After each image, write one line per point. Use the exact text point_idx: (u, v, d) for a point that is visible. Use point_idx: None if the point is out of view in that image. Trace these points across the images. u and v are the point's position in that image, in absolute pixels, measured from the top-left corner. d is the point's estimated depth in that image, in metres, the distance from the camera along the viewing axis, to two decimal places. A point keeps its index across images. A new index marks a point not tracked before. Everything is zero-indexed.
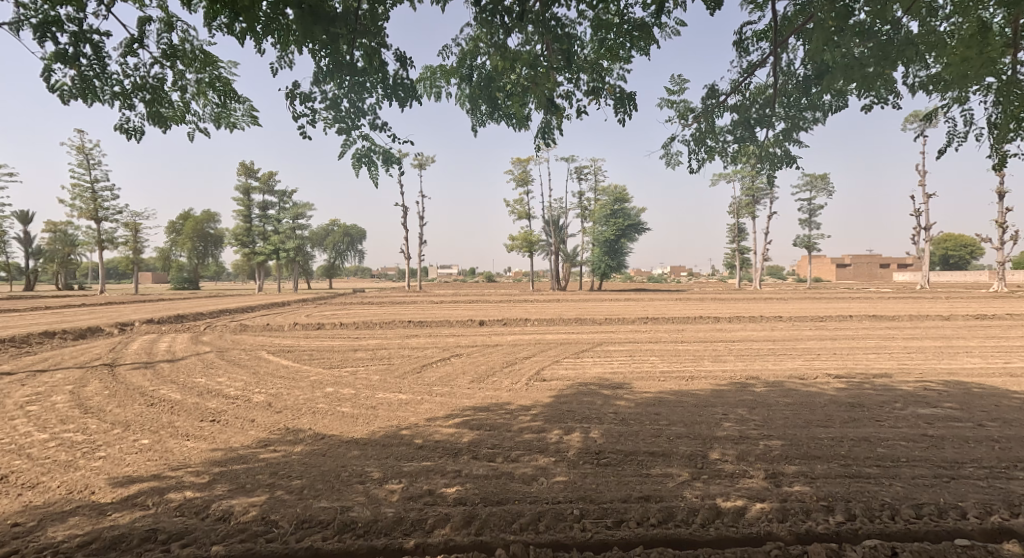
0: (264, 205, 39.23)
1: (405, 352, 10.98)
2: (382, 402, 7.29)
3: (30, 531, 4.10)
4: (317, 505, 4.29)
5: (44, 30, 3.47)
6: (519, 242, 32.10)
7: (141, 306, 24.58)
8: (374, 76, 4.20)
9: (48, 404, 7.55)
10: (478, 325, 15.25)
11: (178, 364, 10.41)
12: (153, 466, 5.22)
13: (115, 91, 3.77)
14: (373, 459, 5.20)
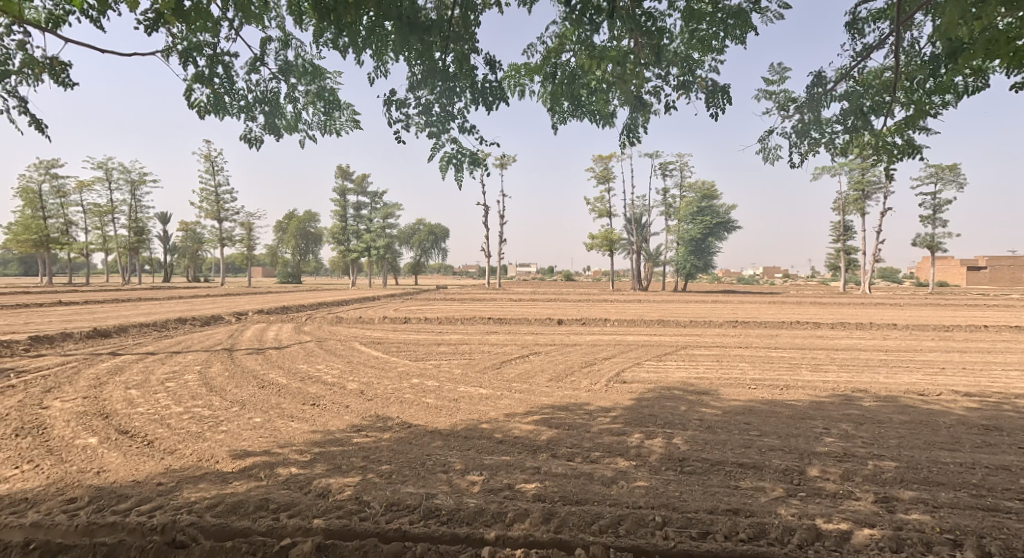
0: (358, 205, 41.23)
1: (488, 348, 11.23)
2: (464, 395, 7.52)
3: (170, 490, 4.58)
4: (404, 490, 4.52)
5: (185, 55, 3.86)
6: (602, 241, 31.82)
7: (251, 298, 26.85)
8: (464, 80, 4.33)
9: (180, 381, 8.44)
10: (558, 324, 15.29)
11: (283, 351, 11.22)
12: (264, 442, 5.71)
13: (241, 106, 4.14)
14: (456, 450, 5.40)
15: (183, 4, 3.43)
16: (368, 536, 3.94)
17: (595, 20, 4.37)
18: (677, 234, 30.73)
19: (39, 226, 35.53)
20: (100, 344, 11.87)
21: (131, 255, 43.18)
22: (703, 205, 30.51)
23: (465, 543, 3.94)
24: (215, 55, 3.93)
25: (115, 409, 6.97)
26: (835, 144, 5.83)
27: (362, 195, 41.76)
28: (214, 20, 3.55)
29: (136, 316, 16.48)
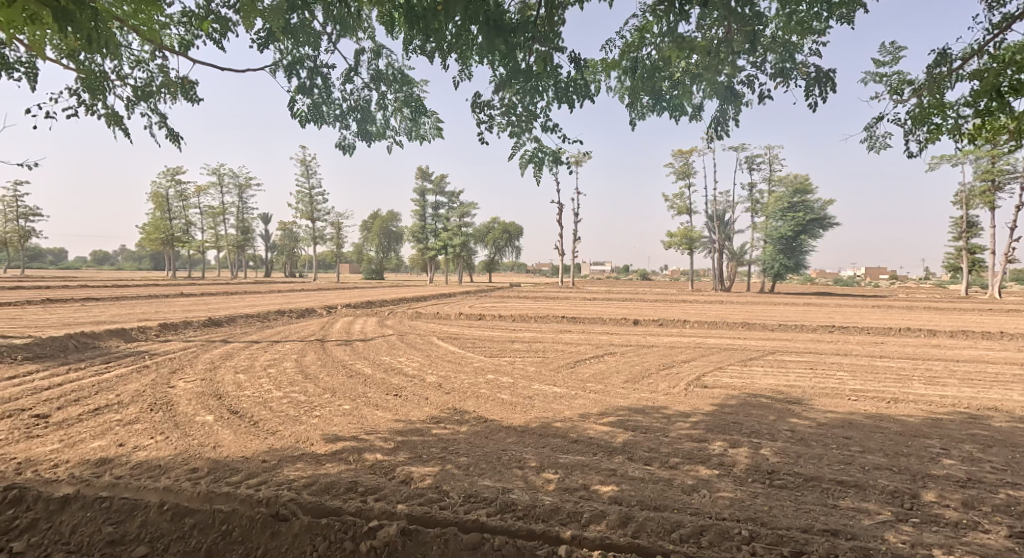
0: (435, 204, 42.43)
1: (564, 347, 11.23)
2: (539, 393, 7.58)
3: (272, 467, 4.94)
4: (481, 483, 4.64)
5: (289, 69, 4.12)
6: (681, 239, 30.85)
7: (340, 292, 28.42)
8: (547, 80, 4.33)
9: (280, 368, 9.06)
10: (634, 324, 15.07)
11: (368, 343, 11.73)
12: (352, 428, 6.03)
13: (337, 114, 4.37)
14: (531, 447, 5.47)
15: (290, 21, 3.64)
16: (448, 523, 4.06)
17: (684, 8, 4.22)
18: (766, 232, 29.52)
19: (163, 226, 39.59)
20: (212, 332, 12.99)
21: (235, 251, 46.64)
22: (794, 201, 28.76)
23: (541, 540, 3.98)
24: (315, 68, 4.16)
25: (226, 391, 7.59)
26: (962, 129, 5.41)
27: (440, 195, 42.83)
28: (317, 34, 3.73)
29: (239, 308, 17.80)
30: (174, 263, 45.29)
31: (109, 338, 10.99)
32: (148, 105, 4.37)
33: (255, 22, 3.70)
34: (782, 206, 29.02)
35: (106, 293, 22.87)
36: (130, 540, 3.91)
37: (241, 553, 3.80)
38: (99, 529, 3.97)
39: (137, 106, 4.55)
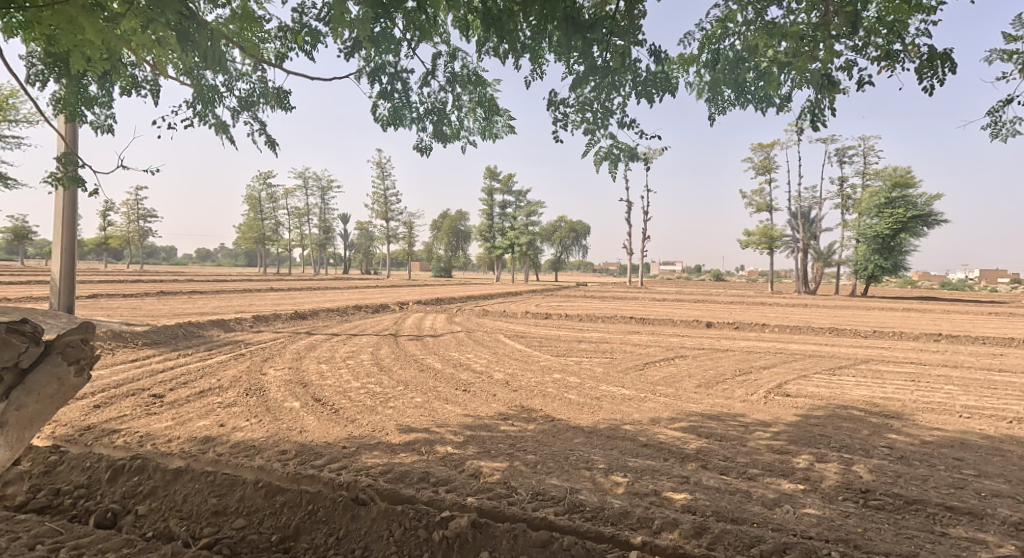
0: (503, 204, 42.90)
1: (632, 348, 11.04)
2: (606, 395, 7.51)
3: (352, 453, 5.16)
4: (549, 481, 4.66)
5: (372, 75, 4.28)
6: (760, 237, 29.81)
7: (411, 289, 29.27)
8: (625, 75, 4.17)
9: (357, 360, 9.46)
10: (707, 326, 14.62)
11: (438, 339, 12.00)
12: (424, 420, 6.20)
13: (415, 116, 4.50)
14: (600, 448, 5.44)
15: (373, 30, 3.76)
16: (517, 520, 4.10)
17: None
18: (859, 231, 27.98)
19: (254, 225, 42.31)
20: (296, 324, 13.75)
21: (315, 249, 48.95)
22: (893, 196, 26.75)
23: (610, 543, 3.94)
24: (393, 73, 4.28)
25: (310, 379, 8.01)
26: None
27: (508, 194, 43.20)
28: (397, 42, 3.84)
29: (318, 302, 18.66)
30: (263, 260, 48.20)
31: (206, 326, 11.88)
32: (251, 115, 4.64)
33: (343, 32, 3.86)
34: (877, 202, 27.27)
35: (205, 286, 24.73)
36: (230, 512, 4.20)
37: (324, 533, 3.98)
38: (205, 500, 4.30)
39: (239, 116, 4.84)
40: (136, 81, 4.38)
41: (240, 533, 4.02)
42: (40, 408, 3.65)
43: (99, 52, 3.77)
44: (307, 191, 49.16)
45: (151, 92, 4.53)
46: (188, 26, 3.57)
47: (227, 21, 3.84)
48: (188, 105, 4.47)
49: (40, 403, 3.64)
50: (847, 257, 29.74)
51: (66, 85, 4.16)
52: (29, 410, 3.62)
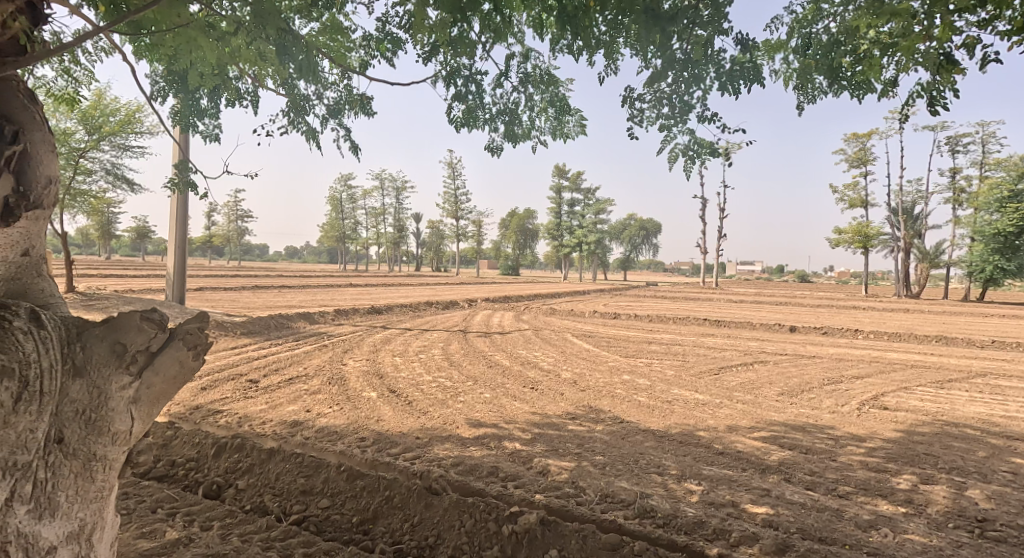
0: (572, 202, 42.75)
1: (707, 352, 10.69)
2: (678, 398, 7.31)
3: (424, 444, 5.28)
4: (618, 484, 4.58)
5: (448, 79, 4.36)
6: (852, 236, 28.13)
7: (481, 285, 29.65)
8: (706, 67, 3.90)
9: (429, 354, 9.68)
10: (790, 331, 13.93)
11: (506, 337, 12.08)
12: (492, 416, 6.26)
13: (488, 116, 4.53)
14: (671, 454, 5.30)
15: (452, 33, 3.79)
16: (586, 519, 4.04)
17: None
18: (977, 228, 25.77)
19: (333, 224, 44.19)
20: (372, 318, 14.24)
21: (390, 248, 50.53)
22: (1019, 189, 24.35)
23: (684, 553, 3.81)
24: (468, 74, 4.31)
25: (385, 371, 8.27)
26: None
27: (577, 192, 42.99)
28: (474, 45, 3.83)
29: (392, 298, 19.24)
30: (340, 257, 50.28)
31: (291, 317, 12.52)
32: (338, 122, 4.82)
33: (423, 38, 3.93)
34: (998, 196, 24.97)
35: (289, 281, 26.13)
36: (316, 492, 4.40)
37: (400, 518, 4.10)
38: (295, 478, 4.54)
39: (327, 123, 5.04)
40: (239, 93, 4.56)
41: (325, 512, 4.21)
42: (163, 389, 2.96)
43: (210, 69, 4.03)
44: (383, 191, 50.81)
45: (252, 104, 4.79)
46: (286, 39, 3.55)
47: (317, 34, 3.97)
48: (282, 114, 4.69)
49: (164, 385, 2.94)
50: (960, 256, 27.38)
51: (180, 99, 4.48)
52: (155, 390, 2.92)
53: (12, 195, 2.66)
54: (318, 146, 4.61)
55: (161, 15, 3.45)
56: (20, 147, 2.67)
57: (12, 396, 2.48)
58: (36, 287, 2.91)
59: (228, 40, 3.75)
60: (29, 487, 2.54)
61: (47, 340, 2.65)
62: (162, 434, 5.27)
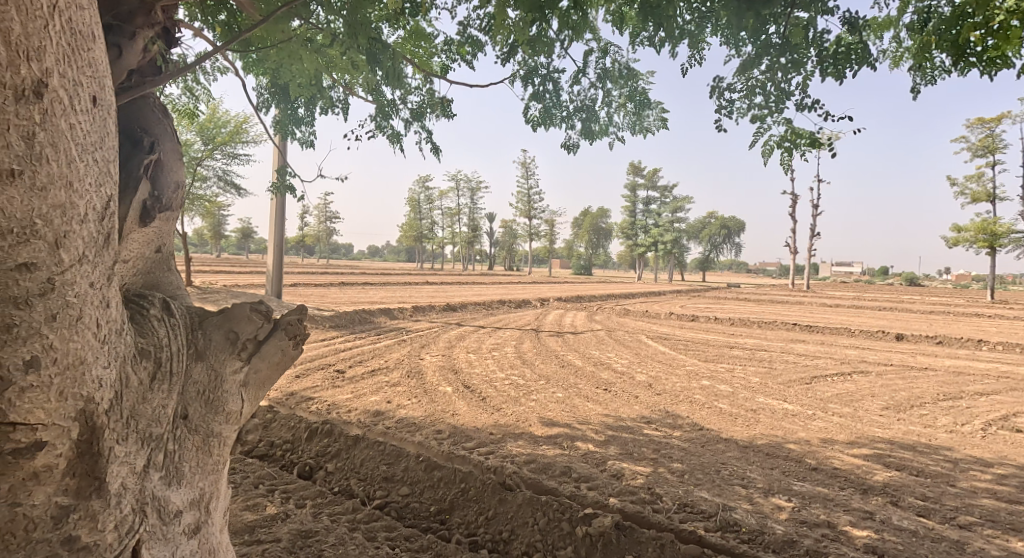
0: (649, 200, 41.93)
1: (797, 359, 10.18)
2: (764, 408, 7.01)
3: (498, 440, 5.36)
4: (698, 494, 4.45)
5: (525, 78, 4.39)
6: (977, 233, 25.78)
7: (553, 285, 29.77)
8: (806, 51, 3.46)
9: (502, 352, 9.80)
10: (897, 340, 13.00)
11: (578, 337, 12.03)
12: (565, 415, 6.26)
13: (564, 115, 4.51)
14: (756, 466, 5.09)
15: (531, 32, 3.82)
16: (663, 527, 3.91)
17: None
18: None
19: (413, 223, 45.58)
20: (449, 315, 14.58)
21: (465, 246, 51.57)
22: None
23: None
24: (546, 73, 4.32)
25: (460, 367, 8.46)
26: None
27: (654, 190, 42.14)
28: (552, 43, 3.84)
29: (467, 296, 19.58)
30: (418, 255, 51.80)
31: (375, 313, 13.02)
32: (421, 125, 4.97)
33: (503, 38, 3.98)
34: None
35: (370, 279, 27.26)
36: (397, 479, 4.58)
37: (475, 511, 4.18)
38: (378, 465, 4.75)
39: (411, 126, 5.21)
40: (332, 101, 4.79)
41: (405, 500, 4.38)
42: (268, 376, 2.76)
43: (307, 80, 4.29)
44: (459, 190, 51.87)
45: (343, 111, 5.03)
46: (376, 48, 3.65)
47: (403, 42, 4.11)
48: (369, 118, 4.89)
49: (268, 372, 2.74)
50: None
51: (281, 109, 4.79)
52: (261, 376, 2.72)
53: (148, 199, 2.76)
54: (403, 149, 4.77)
55: (267, 32, 3.62)
56: (155, 157, 2.81)
57: (145, 375, 2.25)
58: (167, 280, 3.10)
59: (325, 50, 3.94)
60: (160, 457, 2.31)
61: (173, 326, 2.46)
62: (259, 419, 5.68)
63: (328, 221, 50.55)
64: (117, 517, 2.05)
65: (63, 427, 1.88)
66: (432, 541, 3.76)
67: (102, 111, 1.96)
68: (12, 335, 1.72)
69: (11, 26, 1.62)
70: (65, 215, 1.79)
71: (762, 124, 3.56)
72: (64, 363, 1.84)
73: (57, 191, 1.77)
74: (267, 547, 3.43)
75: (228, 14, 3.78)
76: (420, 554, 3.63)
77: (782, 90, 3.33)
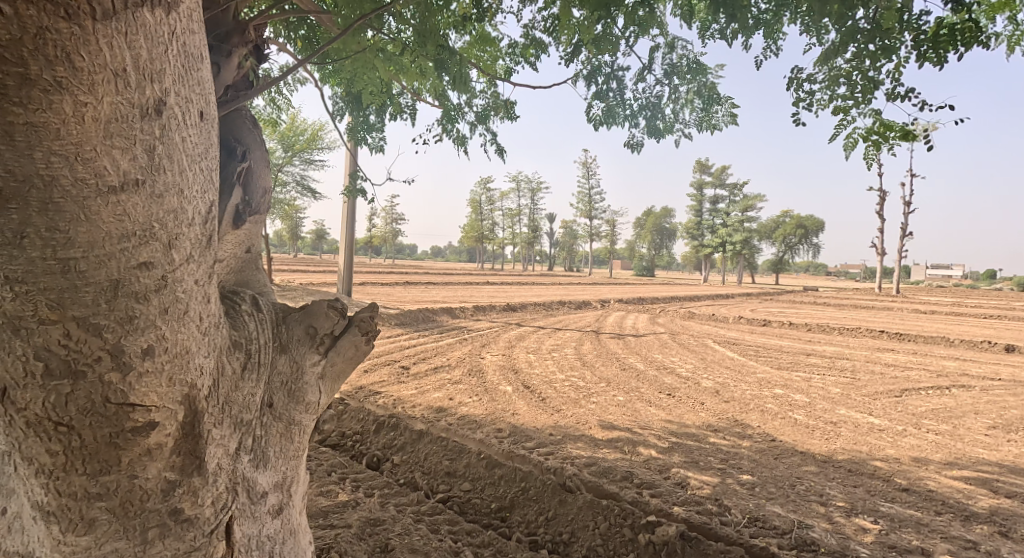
0: (716, 200, 40.77)
1: (885, 370, 9.60)
2: (846, 421, 6.68)
3: (559, 441, 5.37)
4: (770, 508, 4.29)
5: (589, 78, 4.37)
6: None
7: (614, 286, 29.43)
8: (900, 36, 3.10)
9: (563, 353, 9.80)
10: (1005, 351, 12.03)
11: (641, 339, 11.85)
12: (626, 419, 6.20)
13: (629, 113, 4.46)
14: (836, 483, 4.86)
15: (596, 31, 3.80)
16: (731, 540, 3.78)
17: None
18: None
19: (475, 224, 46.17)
20: (511, 315, 14.68)
21: (525, 245, 51.74)
22: None
23: None
24: (611, 71, 4.29)
25: (520, 366, 8.52)
26: None
27: (722, 188, 40.91)
28: (617, 41, 3.81)
29: (530, 297, 19.56)
30: (480, 256, 52.44)
31: (438, 312, 13.30)
32: (485, 127, 5.05)
33: (567, 38, 3.99)
34: None
35: (432, 278, 27.77)
36: (459, 475, 4.68)
37: (535, 511, 4.21)
38: (441, 460, 4.86)
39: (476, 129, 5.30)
40: (401, 107, 4.95)
41: (467, 495, 4.46)
42: (343, 369, 2.86)
43: (379, 88, 4.45)
44: (520, 190, 52.23)
45: (411, 117, 5.19)
46: (444, 55, 3.72)
47: (469, 47, 4.19)
48: (436, 122, 5.02)
49: (344, 365, 2.84)
50: None
51: (353, 117, 5.01)
52: (337, 369, 2.83)
53: (240, 203, 2.95)
54: (467, 153, 4.88)
55: (343, 44, 3.79)
56: (245, 165, 2.97)
57: (237, 365, 2.36)
58: (255, 278, 3.30)
59: (396, 58, 4.05)
60: (249, 441, 2.47)
61: (261, 320, 2.56)
62: (331, 411, 5.93)
63: (394, 221, 51.95)
64: (213, 493, 2.22)
65: (171, 410, 1.99)
66: (493, 537, 3.81)
67: (208, 125, 1.99)
68: (132, 326, 1.80)
69: (140, 54, 1.64)
70: (177, 219, 1.84)
71: (845, 115, 3.40)
72: (172, 353, 1.94)
73: (171, 197, 1.81)
74: (339, 531, 3.58)
75: (308, 29, 4.00)
76: (482, 549, 3.69)
77: (870, 80, 3.17)
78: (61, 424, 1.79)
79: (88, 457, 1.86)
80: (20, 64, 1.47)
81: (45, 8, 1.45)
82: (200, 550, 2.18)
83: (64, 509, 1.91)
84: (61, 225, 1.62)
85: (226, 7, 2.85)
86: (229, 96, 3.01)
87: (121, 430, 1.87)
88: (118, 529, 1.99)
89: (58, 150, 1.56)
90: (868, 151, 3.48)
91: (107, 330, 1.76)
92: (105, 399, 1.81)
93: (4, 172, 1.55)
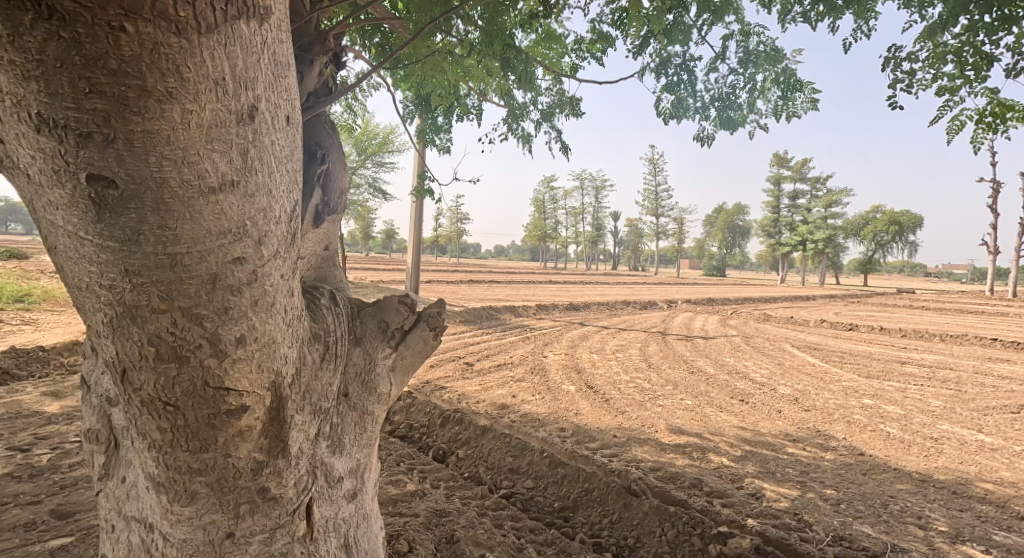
0: (796, 196, 39.04)
1: (997, 383, 8.87)
2: (948, 437, 6.23)
3: (624, 443, 5.32)
4: (858, 527, 4.07)
5: (659, 69, 4.29)
6: None
7: (682, 287, 28.66)
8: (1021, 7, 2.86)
9: (627, 354, 9.65)
10: None
11: (711, 342, 11.48)
12: (697, 425, 6.06)
13: (699, 104, 4.35)
14: (935, 504, 4.56)
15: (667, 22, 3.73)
16: None
17: None
18: None
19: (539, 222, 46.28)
20: (576, 315, 14.57)
21: (588, 245, 51.28)
22: None
23: None
24: (682, 63, 4.19)
25: (583, 366, 8.46)
26: None
27: (803, 183, 39.05)
28: (689, 31, 3.71)
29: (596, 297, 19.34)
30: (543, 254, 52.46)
31: (502, 310, 13.41)
32: (551, 124, 5.05)
33: (636, 30, 3.93)
34: None
35: (494, 276, 27.89)
36: (522, 472, 4.72)
37: (600, 512, 4.19)
38: (505, 457, 4.92)
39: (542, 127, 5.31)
40: (467, 108, 5.03)
41: (530, 492, 4.48)
42: (412, 363, 2.93)
43: (447, 90, 4.53)
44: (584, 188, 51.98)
45: (477, 117, 5.26)
46: (512, 56, 3.75)
47: (535, 45, 4.22)
48: (502, 121, 5.06)
49: (413, 359, 2.91)
50: None
51: (422, 119, 5.14)
52: (407, 362, 2.90)
53: (319, 203, 3.09)
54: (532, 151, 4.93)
55: (415, 48, 3.90)
56: (325, 167, 3.12)
57: (317, 356, 2.47)
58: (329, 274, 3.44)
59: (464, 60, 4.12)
60: (327, 428, 2.59)
61: (338, 314, 2.67)
62: (400, 402, 6.12)
63: (460, 221, 52.62)
64: (295, 476, 2.37)
65: (260, 395, 2.13)
66: (557, 536, 3.81)
67: (294, 129, 2.08)
68: (228, 316, 1.93)
69: (237, 64, 1.74)
70: (266, 217, 1.95)
71: (950, 95, 3.19)
72: (261, 342, 2.06)
73: (261, 197, 1.92)
74: (407, 520, 3.69)
75: (382, 36, 4.13)
76: (545, 548, 3.70)
77: (985, 55, 2.94)
78: (169, 404, 1.96)
79: (190, 436, 2.03)
80: (138, 77, 1.57)
81: (160, 25, 1.55)
82: (284, 528, 2.34)
83: (171, 481, 2.11)
84: (170, 223, 1.74)
85: (310, 17, 3.00)
86: (311, 101, 3.16)
87: (218, 412, 2.02)
88: (215, 503, 2.18)
89: (169, 154, 1.68)
90: (976, 134, 3.26)
91: (207, 319, 1.89)
92: (205, 383, 1.96)
93: (125, 175, 1.67)
